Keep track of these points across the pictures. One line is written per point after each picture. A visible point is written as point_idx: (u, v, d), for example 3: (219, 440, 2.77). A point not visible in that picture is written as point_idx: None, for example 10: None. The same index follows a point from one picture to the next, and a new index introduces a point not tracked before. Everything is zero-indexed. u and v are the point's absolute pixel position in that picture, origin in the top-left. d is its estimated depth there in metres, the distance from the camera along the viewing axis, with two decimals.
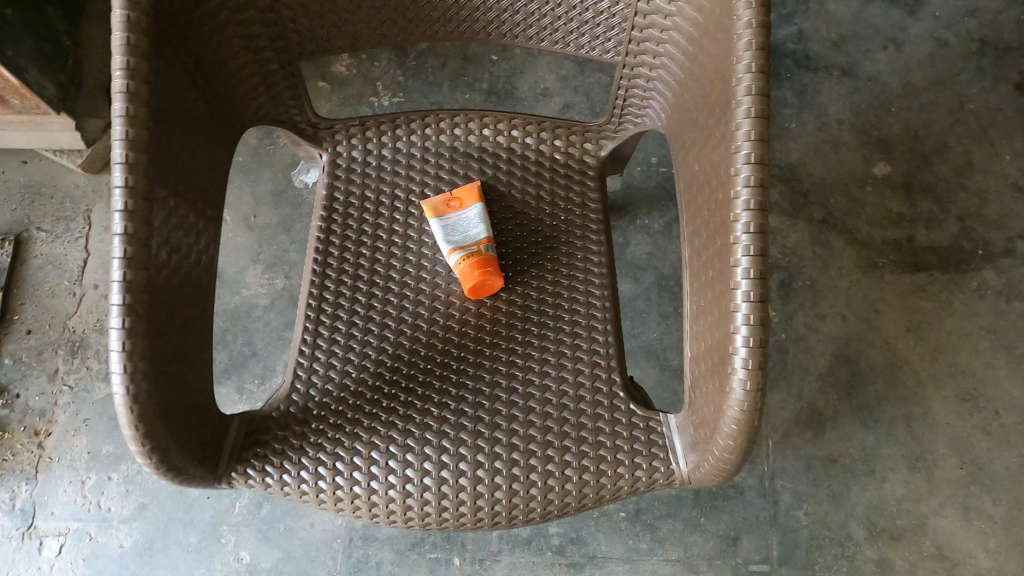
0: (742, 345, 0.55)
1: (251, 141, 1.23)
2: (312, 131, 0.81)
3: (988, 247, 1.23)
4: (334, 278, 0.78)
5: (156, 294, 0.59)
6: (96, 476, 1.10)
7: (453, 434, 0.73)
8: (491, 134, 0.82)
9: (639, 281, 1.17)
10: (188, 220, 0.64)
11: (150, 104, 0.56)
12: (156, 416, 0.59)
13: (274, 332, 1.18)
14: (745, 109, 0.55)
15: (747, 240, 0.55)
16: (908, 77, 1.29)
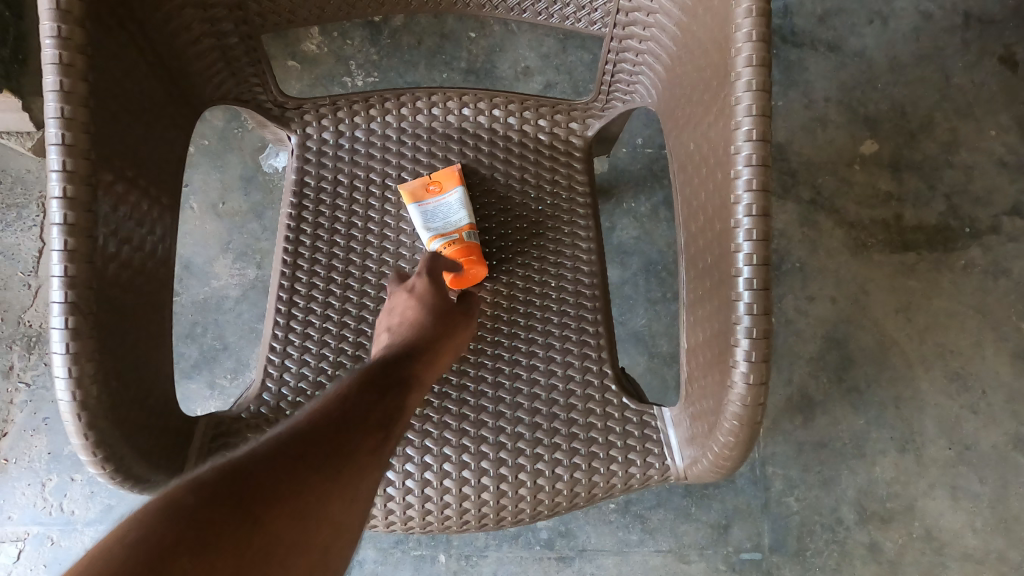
0: (745, 337, 0.51)
1: (217, 122, 1.15)
2: (279, 111, 0.76)
3: (974, 225, 1.19)
4: (307, 270, 0.74)
5: (105, 290, 0.54)
6: (56, 478, 1.04)
7: (437, 434, 0.70)
8: (472, 114, 0.78)
9: (626, 267, 1.14)
10: (140, 208, 0.58)
11: (89, 78, 0.51)
12: (112, 423, 0.54)
13: (245, 325, 1.13)
14: (746, 82, 0.51)
15: (750, 223, 0.51)
16: (895, 51, 1.23)
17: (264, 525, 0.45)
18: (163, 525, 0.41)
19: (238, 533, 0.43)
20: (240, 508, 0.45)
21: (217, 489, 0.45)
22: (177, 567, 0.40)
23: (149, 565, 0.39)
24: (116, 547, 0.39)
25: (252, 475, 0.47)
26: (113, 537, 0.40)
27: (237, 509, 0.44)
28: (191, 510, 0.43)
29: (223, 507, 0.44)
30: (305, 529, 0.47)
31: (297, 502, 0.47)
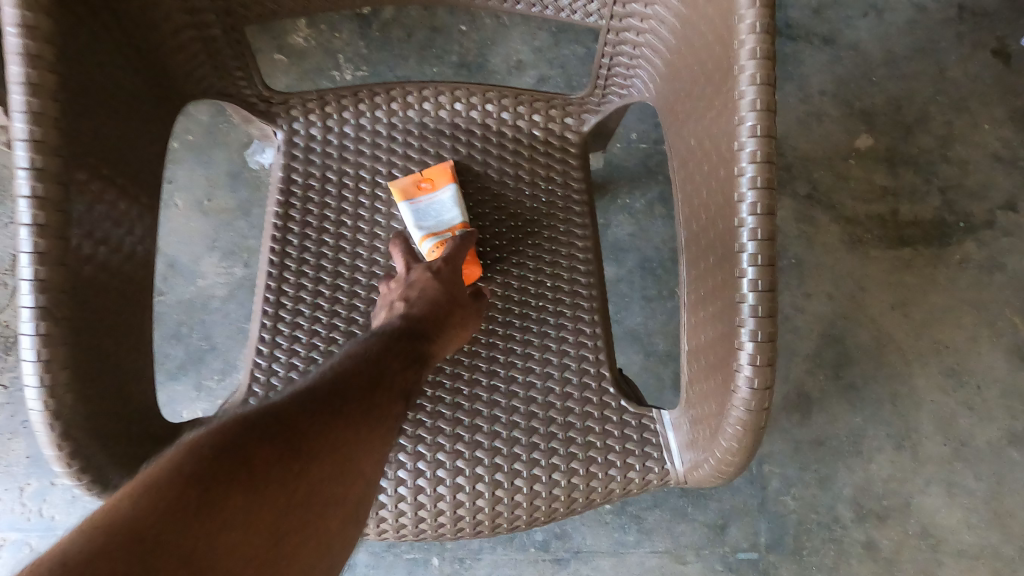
0: (749, 340, 0.50)
1: (202, 117, 1.12)
2: (265, 106, 0.73)
3: (970, 219, 1.18)
4: (295, 270, 0.71)
5: (81, 293, 0.52)
6: (37, 482, 1.02)
7: (430, 439, 0.68)
8: (464, 109, 0.75)
9: (621, 265, 1.12)
10: (118, 207, 0.56)
11: (58, 70, 0.49)
12: (90, 432, 0.52)
13: (233, 325, 1.11)
14: (750, 75, 0.49)
15: (754, 223, 0.49)
16: (889, 44, 1.22)
17: (307, 468, 0.45)
18: (210, 458, 0.42)
19: (281, 470, 0.44)
20: (283, 448, 0.45)
21: (259, 429, 0.45)
22: (225, 502, 0.40)
23: (199, 495, 0.39)
24: (167, 476, 0.40)
25: (292, 418, 0.47)
26: (162, 467, 0.40)
27: (280, 449, 0.45)
28: (236, 446, 0.43)
29: (266, 446, 0.44)
30: (346, 471, 0.47)
31: (335, 443, 0.47)
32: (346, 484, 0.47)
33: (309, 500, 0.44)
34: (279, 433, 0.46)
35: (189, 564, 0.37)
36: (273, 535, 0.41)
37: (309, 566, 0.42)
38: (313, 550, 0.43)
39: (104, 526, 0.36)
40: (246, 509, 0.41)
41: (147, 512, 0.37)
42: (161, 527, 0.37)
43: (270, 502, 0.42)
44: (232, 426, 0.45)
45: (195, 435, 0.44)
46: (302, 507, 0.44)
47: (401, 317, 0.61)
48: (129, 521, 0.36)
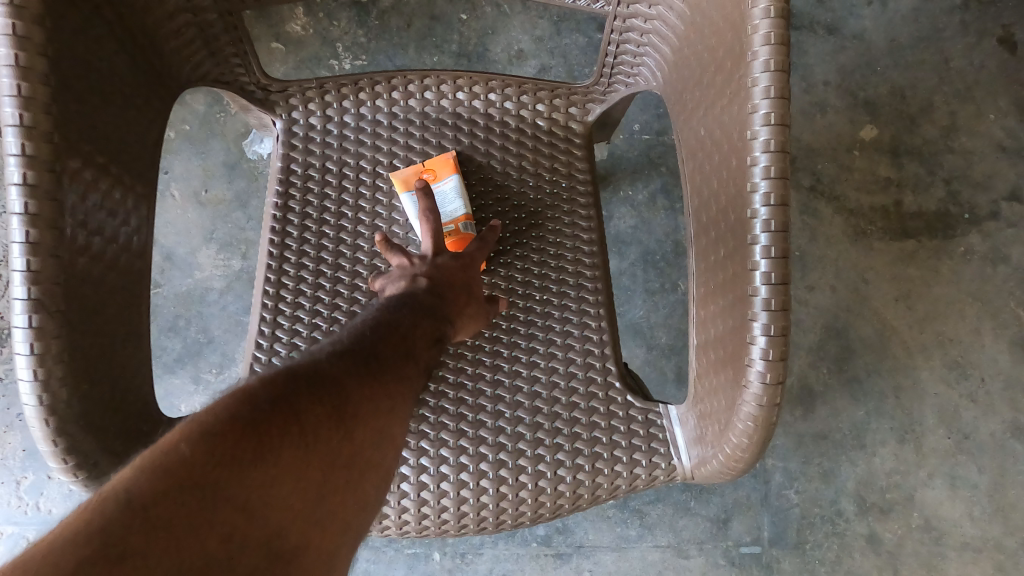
0: (761, 334, 0.49)
1: (198, 107, 1.10)
2: (263, 94, 0.72)
3: (974, 211, 1.17)
4: (294, 262, 0.70)
5: (74, 285, 0.50)
6: (33, 476, 1.01)
7: (433, 435, 0.67)
8: (466, 98, 0.74)
9: (624, 257, 1.11)
10: (112, 197, 0.54)
11: (48, 54, 0.47)
12: (86, 429, 0.51)
13: (231, 317, 1.09)
14: (763, 62, 0.47)
15: (767, 214, 0.48)
16: (894, 34, 1.20)
17: (350, 431, 0.47)
18: (260, 411, 0.43)
19: (329, 429, 0.45)
20: (328, 405, 0.46)
21: (303, 387, 0.47)
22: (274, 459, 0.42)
23: (252, 446, 0.41)
24: (221, 425, 0.42)
25: (335, 377, 0.49)
26: (215, 416, 0.42)
27: (326, 406, 0.46)
28: (284, 401, 0.45)
29: (312, 403, 0.46)
30: (384, 433, 0.49)
31: (374, 406, 0.49)
32: (383, 447, 0.49)
33: (353, 459, 0.46)
34: (323, 391, 0.47)
35: (242, 514, 0.39)
36: (319, 492, 0.43)
37: (352, 521, 0.44)
38: (354, 506, 0.45)
39: (164, 470, 0.38)
40: (295, 464, 0.43)
41: (203, 460, 0.39)
42: (217, 475, 0.39)
43: (317, 458, 0.44)
44: (279, 381, 0.46)
45: (243, 385, 0.46)
46: (346, 464, 0.45)
47: (425, 293, 0.60)
48: (187, 467, 0.39)
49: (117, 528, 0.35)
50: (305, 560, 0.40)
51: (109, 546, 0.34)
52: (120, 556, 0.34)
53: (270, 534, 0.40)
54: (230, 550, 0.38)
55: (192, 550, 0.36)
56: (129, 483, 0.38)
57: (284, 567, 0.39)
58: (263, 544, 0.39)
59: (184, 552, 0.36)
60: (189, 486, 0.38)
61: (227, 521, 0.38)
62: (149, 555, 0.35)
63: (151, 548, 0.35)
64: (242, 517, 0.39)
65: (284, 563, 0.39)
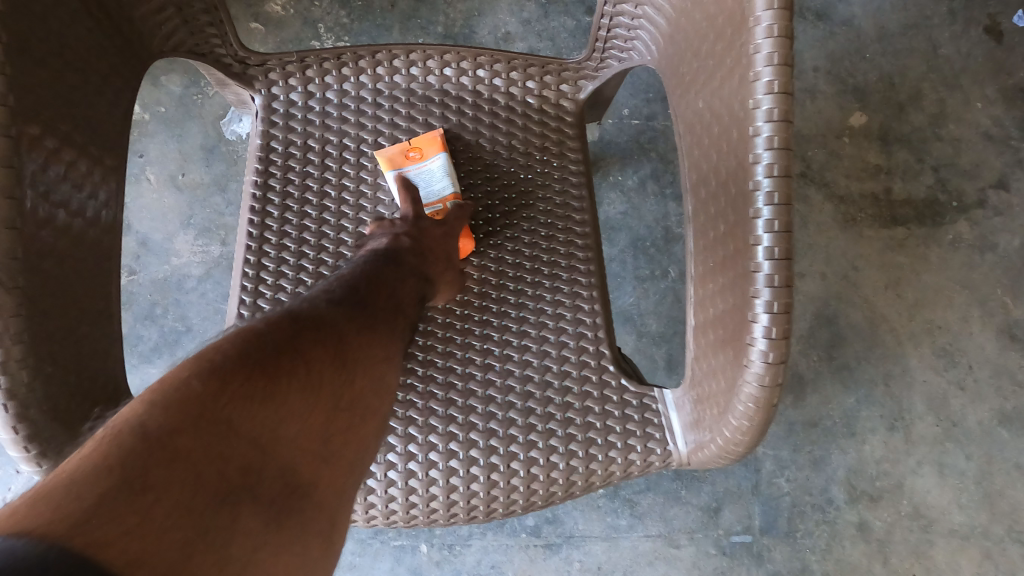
0: (764, 311, 0.47)
1: (174, 89, 1.07)
2: (241, 67, 0.69)
3: (962, 199, 1.16)
4: (275, 243, 0.67)
5: (35, 261, 0.47)
6: (1, 471, 0.97)
7: (421, 421, 0.65)
8: (454, 75, 0.71)
9: (613, 244, 1.09)
10: (77, 168, 0.51)
11: (1, 8, 0.44)
12: (52, 415, 0.48)
13: (210, 305, 1.06)
14: (766, 27, 0.45)
15: (771, 186, 0.46)
16: (883, 20, 1.19)
17: (352, 376, 0.49)
18: (268, 351, 0.45)
19: (332, 370, 0.47)
20: (329, 349, 0.48)
21: (307, 330, 0.48)
22: (285, 396, 0.43)
23: (261, 385, 0.42)
24: (229, 363, 0.42)
25: (337, 326, 0.50)
26: (224, 353, 0.43)
27: (328, 350, 0.48)
28: (288, 344, 0.46)
29: (315, 348, 0.47)
30: (380, 382, 0.51)
31: (372, 354, 0.52)
32: (378, 395, 0.51)
33: (355, 403, 0.48)
34: (324, 336, 0.49)
35: (257, 449, 0.40)
36: (328, 432, 0.45)
37: (354, 462, 0.47)
38: (354, 447, 0.47)
39: (179, 403, 0.38)
40: (303, 404, 0.44)
41: (216, 396, 0.40)
42: (230, 411, 0.40)
43: (321, 400, 0.45)
44: (282, 326, 0.47)
45: (244, 327, 0.47)
46: (348, 409, 0.47)
47: (410, 253, 0.62)
48: (201, 402, 0.39)
49: (139, 456, 0.35)
50: (316, 495, 0.42)
51: (135, 476, 0.34)
52: (147, 485, 0.34)
53: (283, 470, 0.41)
54: (250, 482, 0.39)
55: (216, 480, 0.37)
56: (142, 415, 0.37)
57: (299, 501, 0.41)
58: (279, 478, 0.40)
59: (207, 482, 0.36)
60: (204, 420, 0.38)
61: (245, 455, 0.39)
62: (175, 483, 0.35)
63: (181, 473, 0.36)
64: (258, 453, 0.40)
65: (297, 498, 0.41)
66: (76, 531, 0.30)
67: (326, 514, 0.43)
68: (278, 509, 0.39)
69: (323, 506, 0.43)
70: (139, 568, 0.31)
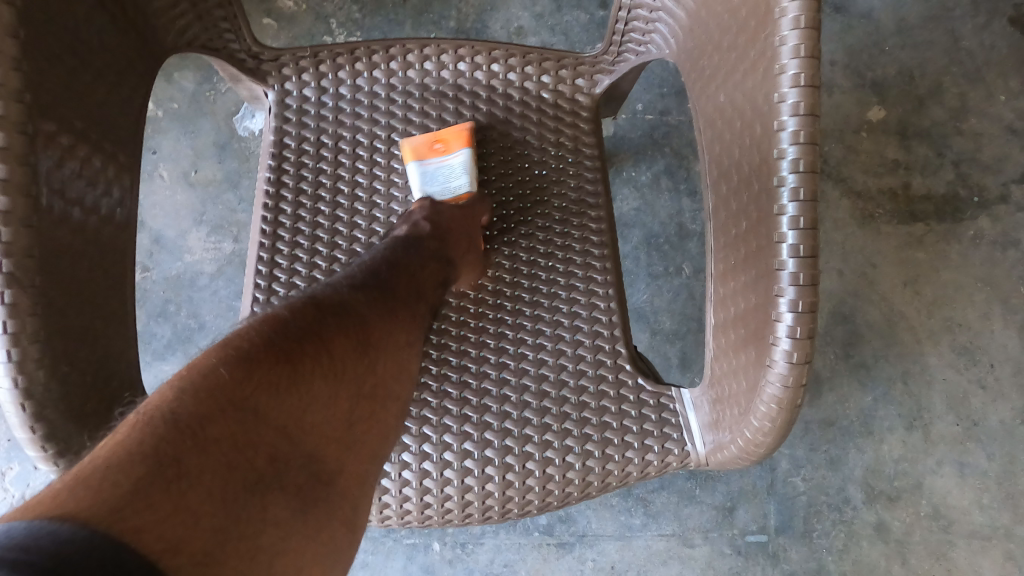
0: (788, 310, 0.46)
1: (187, 85, 1.06)
2: (254, 63, 0.68)
3: (983, 194, 1.14)
4: (288, 240, 0.66)
5: (50, 259, 0.47)
6: (18, 466, 0.97)
7: (436, 420, 0.64)
8: (468, 70, 0.70)
9: (626, 241, 1.08)
10: (91, 165, 0.51)
11: (15, 3, 0.43)
12: (68, 415, 0.48)
13: (222, 302, 1.06)
14: (793, 19, 0.44)
15: (796, 181, 0.45)
16: (902, 13, 1.17)
17: (374, 363, 0.49)
18: (293, 337, 0.45)
19: (355, 358, 0.48)
20: (351, 336, 0.48)
21: (331, 316, 0.48)
22: (310, 384, 0.43)
23: (286, 373, 0.42)
24: (255, 351, 0.42)
25: (359, 312, 0.50)
26: (250, 340, 0.43)
27: (350, 338, 0.48)
28: (312, 332, 0.46)
29: (339, 335, 0.47)
30: (402, 369, 0.51)
31: (393, 340, 0.52)
32: (399, 381, 0.51)
33: (376, 391, 0.48)
34: (346, 323, 0.49)
35: (284, 437, 0.40)
36: (351, 420, 0.45)
37: (378, 449, 0.47)
38: (378, 435, 0.47)
39: (209, 390, 0.39)
40: (327, 391, 0.44)
41: (243, 384, 0.40)
42: (258, 399, 0.40)
43: (345, 388, 0.46)
44: (304, 313, 0.47)
45: (269, 314, 0.47)
46: (370, 396, 0.47)
47: (430, 239, 0.62)
48: (229, 390, 0.39)
49: (172, 444, 0.35)
50: (341, 483, 0.42)
51: (169, 462, 0.35)
52: (181, 473, 0.35)
53: (308, 457, 0.41)
54: (278, 469, 0.39)
55: (245, 467, 0.37)
56: (172, 403, 0.37)
57: (325, 488, 0.41)
58: (304, 466, 0.41)
59: (237, 469, 0.37)
60: (232, 409, 0.39)
61: (272, 443, 0.40)
62: (206, 471, 0.36)
63: (212, 461, 0.36)
64: (284, 441, 0.40)
65: (324, 486, 0.41)
66: (115, 518, 0.31)
67: (351, 501, 0.43)
68: (305, 496, 0.40)
69: (348, 492, 0.43)
70: (175, 554, 0.32)
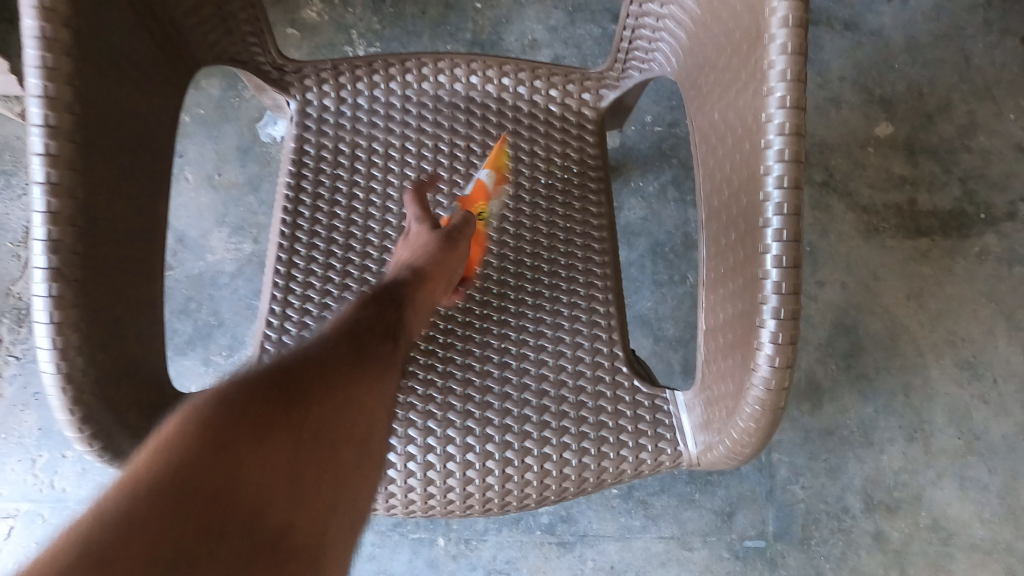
0: (771, 317, 0.49)
1: (213, 92, 1.11)
2: (278, 74, 0.72)
3: (990, 211, 1.16)
4: (306, 242, 0.70)
5: (93, 257, 0.51)
6: (48, 454, 1.02)
7: (440, 415, 0.67)
8: (480, 82, 0.74)
9: (633, 248, 1.11)
10: (132, 171, 0.55)
11: (73, 25, 0.48)
12: (102, 399, 0.52)
13: (241, 301, 1.10)
14: (780, 44, 0.47)
15: (780, 197, 0.48)
16: (912, 31, 1.19)
17: (327, 413, 0.47)
18: (221, 408, 0.42)
19: (299, 413, 0.45)
20: (291, 394, 0.46)
21: (267, 380, 0.46)
22: (248, 449, 0.41)
23: (218, 444, 0.40)
24: (180, 433, 0.40)
25: (299, 370, 0.48)
26: (176, 423, 0.41)
27: (291, 395, 0.46)
28: (246, 398, 0.44)
29: (276, 395, 0.45)
30: (361, 412, 0.49)
31: (345, 385, 0.49)
32: (361, 426, 0.48)
33: (336, 439, 0.46)
34: (285, 382, 0.47)
35: (226, 511, 0.38)
36: (307, 478, 0.43)
37: (347, 504, 0.44)
38: (344, 489, 0.44)
39: (130, 483, 0.36)
40: (271, 454, 0.42)
41: (169, 468, 0.37)
42: (189, 477, 0.38)
43: (293, 446, 0.43)
44: (234, 383, 0.45)
45: (201, 393, 0.44)
46: (326, 447, 0.45)
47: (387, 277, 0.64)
48: (153, 478, 0.37)
49: (88, 546, 0.33)
50: (304, 546, 0.40)
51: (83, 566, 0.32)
52: (111, 562, 0.33)
53: (262, 525, 0.39)
54: (219, 547, 0.36)
55: (179, 551, 0.35)
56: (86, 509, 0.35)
57: (284, 557, 0.39)
58: (257, 535, 0.38)
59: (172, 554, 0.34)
60: (157, 492, 0.36)
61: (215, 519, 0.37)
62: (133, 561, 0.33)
63: (140, 552, 0.33)
64: (224, 507, 0.38)
65: (283, 554, 0.39)
66: None
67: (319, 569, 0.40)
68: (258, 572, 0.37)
69: (312, 557, 0.40)
70: None
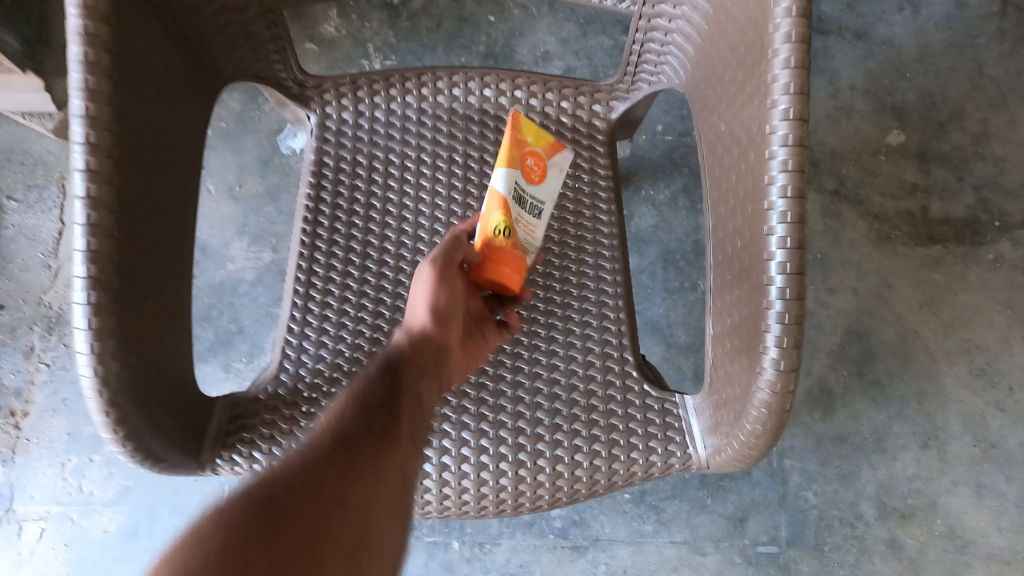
0: (776, 322, 0.50)
1: (234, 105, 1.15)
2: (299, 89, 0.75)
3: (1005, 218, 1.16)
4: (325, 251, 0.72)
5: (128, 267, 0.53)
6: (76, 458, 1.05)
7: (455, 418, 0.69)
8: (493, 95, 0.76)
9: (644, 256, 1.12)
10: (163, 184, 0.58)
11: (113, 49, 0.51)
12: (132, 401, 0.54)
13: (261, 308, 1.13)
14: (783, 59, 0.49)
15: (784, 206, 0.50)
16: (924, 40, 1.20)
17: (320, 519, 0.48)
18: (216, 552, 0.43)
19: (292, 530, 0.46)
20: (281, 515, 0.47)
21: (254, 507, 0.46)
22: None
23: None
24: None
25: (285, 487, 0.48)
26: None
27: (281, 516, 0.47)
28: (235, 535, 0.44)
29: (264, 519, 0.46)
30: (356, 509, 0.50)
31: (337, 490, 0.50)
32: (356, 521, 0.49)
33: (334, 544, 0.47)
34: (272, 504, 0.47)
35: None
36: None
37: None
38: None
39: None
40: None
41: None
42: None
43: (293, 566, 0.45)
44: (221, 518, 0.45)
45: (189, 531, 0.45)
46: (327, 553, 0.47)
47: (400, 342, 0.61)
48: None
49: None
50: None
51: None
52: None
53: None
54: None
55: None
56: None
57: None
58: None
59: None
60: None
61: None
62: None
63: None
64: None
65: None
66: None
67: None
68: None
69: None
70: None
